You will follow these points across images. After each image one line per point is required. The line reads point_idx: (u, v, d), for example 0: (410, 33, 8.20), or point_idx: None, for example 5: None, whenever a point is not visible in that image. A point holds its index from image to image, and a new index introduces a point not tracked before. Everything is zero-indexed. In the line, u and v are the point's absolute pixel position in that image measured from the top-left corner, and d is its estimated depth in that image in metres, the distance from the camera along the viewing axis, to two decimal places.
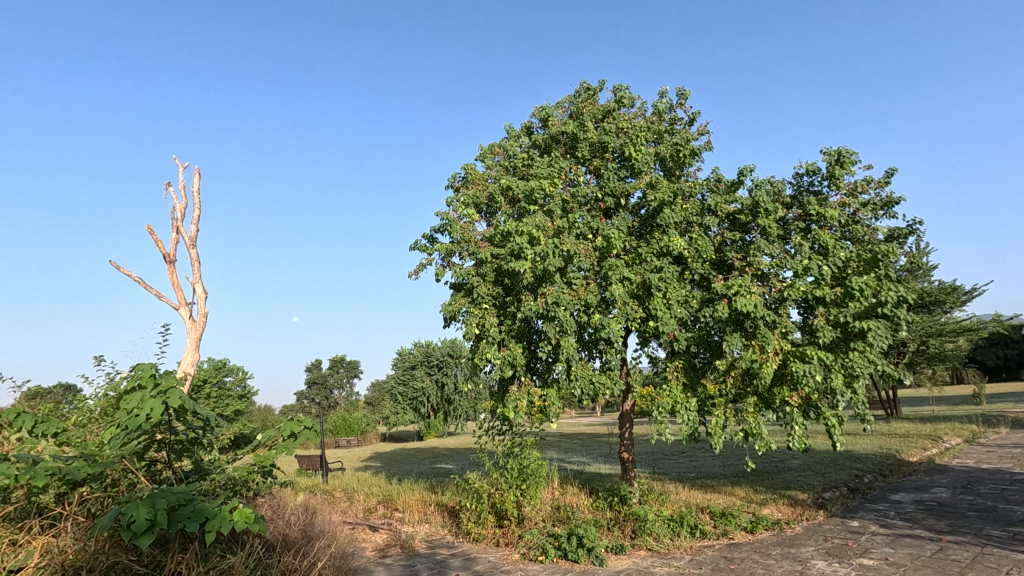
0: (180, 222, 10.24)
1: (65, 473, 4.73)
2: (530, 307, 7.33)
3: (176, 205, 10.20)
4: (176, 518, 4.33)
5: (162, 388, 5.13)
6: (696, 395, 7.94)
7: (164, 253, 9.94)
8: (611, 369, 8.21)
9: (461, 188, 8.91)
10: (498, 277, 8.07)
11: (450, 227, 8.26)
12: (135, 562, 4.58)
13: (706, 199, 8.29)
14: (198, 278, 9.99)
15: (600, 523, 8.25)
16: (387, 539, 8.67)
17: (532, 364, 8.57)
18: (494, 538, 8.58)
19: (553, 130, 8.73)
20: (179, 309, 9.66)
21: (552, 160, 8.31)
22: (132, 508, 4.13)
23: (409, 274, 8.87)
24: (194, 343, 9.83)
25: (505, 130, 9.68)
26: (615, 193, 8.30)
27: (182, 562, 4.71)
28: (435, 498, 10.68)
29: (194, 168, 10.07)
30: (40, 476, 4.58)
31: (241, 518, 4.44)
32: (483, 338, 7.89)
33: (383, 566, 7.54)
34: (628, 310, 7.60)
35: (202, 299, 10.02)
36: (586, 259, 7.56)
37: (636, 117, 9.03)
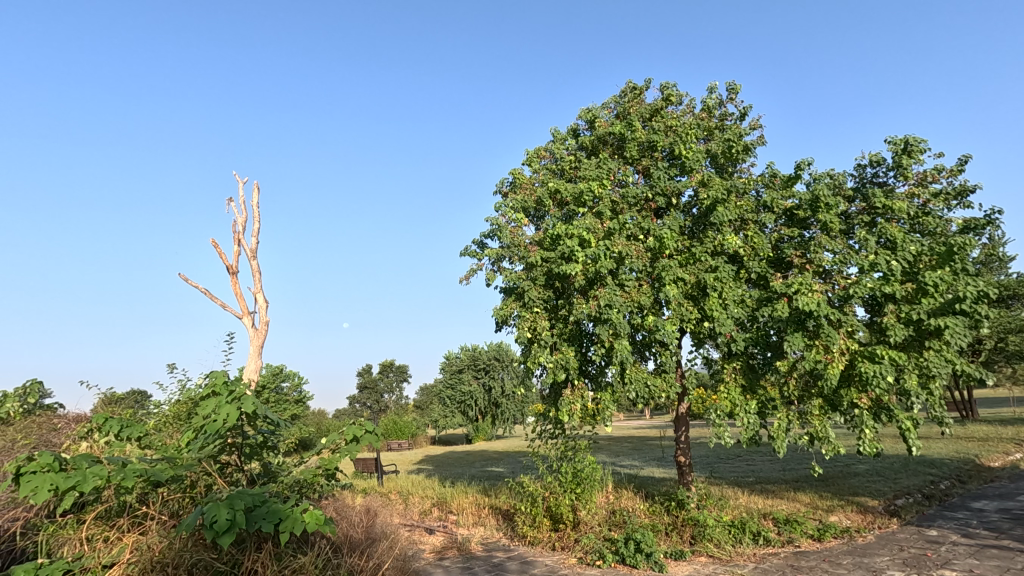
0: (241, 235, 10.74)
1: (150, 475, 5.04)
2: (583, 310, 7.30)
3: (238, 218, 10.71)
4: (253, 518, 4.56)
5: (236, 395, 5.41)
6: (756, 397, 7.70)
7: (228, 264, 10.46)
8: (666, 372, 8.08)
9: (509, 193, 8.95)
10: (549, 281, 8.05)
11: (500, 232, 8.32)
12: (215, 560, 4.84)
13: (761, 196, 8.05)
14: (259, 287, 10.47)
15: (658, 529, 8.11)
16: (444, 542, 8.80)
17: (585, 367, 8.51)
18: (550, 542, 8.57)
19: (600, 131, 8.69)
20: (243, 318, 10.14)
21: (600, 162, 8.27)
22: (213, 508, 4.37)
23: (460, 279, 9.00)
24: (257, 350, 10.29)
25: (551, 134, 9.69)
26: (666, 192, 8.18)
27: (257, 561, 4.94)
28: (489, 500, 10.78)
29: (253, 184, 10.55)
30: (130, 477, 4.91)
31: (312, 520, 4.63)
32: (534, 341, 7.91)
33: (442, 568, 7.65)
34: (683, 311, 7.45)
35: (263, 308, 10.48)
36: (637, 260, 7.46)
37: (685, 115, 8.87)
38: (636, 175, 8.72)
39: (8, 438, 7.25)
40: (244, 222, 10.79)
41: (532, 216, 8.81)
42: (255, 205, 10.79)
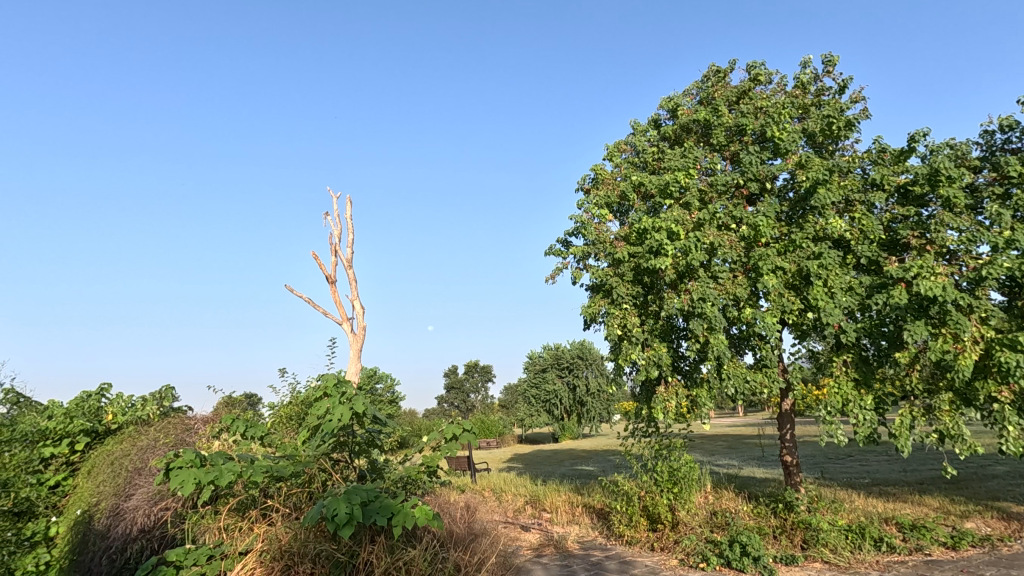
0: (337, 245, 11.43)
1: (275, 471, 5.50)
2: (674, 305, 7.09)
3: (334, 230, 11.41)
4: (368, 512, 4.85)
5: (347, 397, 5.78)
6: (873, 391, 7.11)
7: (327, 274, 11.18)
8: (768, 367, 7.67)
9: (591, 189, 8.86)
10: (637, 276, 7.88)
11: (584, 229, 8.27)
12: (336, 550, 5.19)
13: (868, 174, 7.43)
14: (355, 294, 11.09)
15: (765, 531, 7.71)
16: (541, 539, 8.86)
17: (678, 364, 8.26)
18: (648, 542, 8.38)
19: (683, 119, 8.40)
20: (343, 324, 10.78)
21: (685, 151, 7.99)
22: (334, 503, 4.70)
23: (546, 279, 9.04)
24: (357, 353, 10.92)
25: (631, 126, 9.50)
26: (759, 177, 7.76)
27: (373, 552, 5.25)
28: (582, 499, 10.74)
29: (346, 197, 11.18)
30: (258, 473, 5.38)
31: (422, 515, 4.86)
32: (625, 338, 7.78)
33: (541, 565, 7.72)
34: (784, 302, 7.04)
35: (360, 313, 11.10)
36: (731, 250, 7.14)
37: (776, 94, 8.37)
38: (724, 162, 8.35)
39: (152, 436, 8.20)
40: (339, 233, 11.47)
41: (615, 212, 8.68)
42: (348, 217, 11.44)
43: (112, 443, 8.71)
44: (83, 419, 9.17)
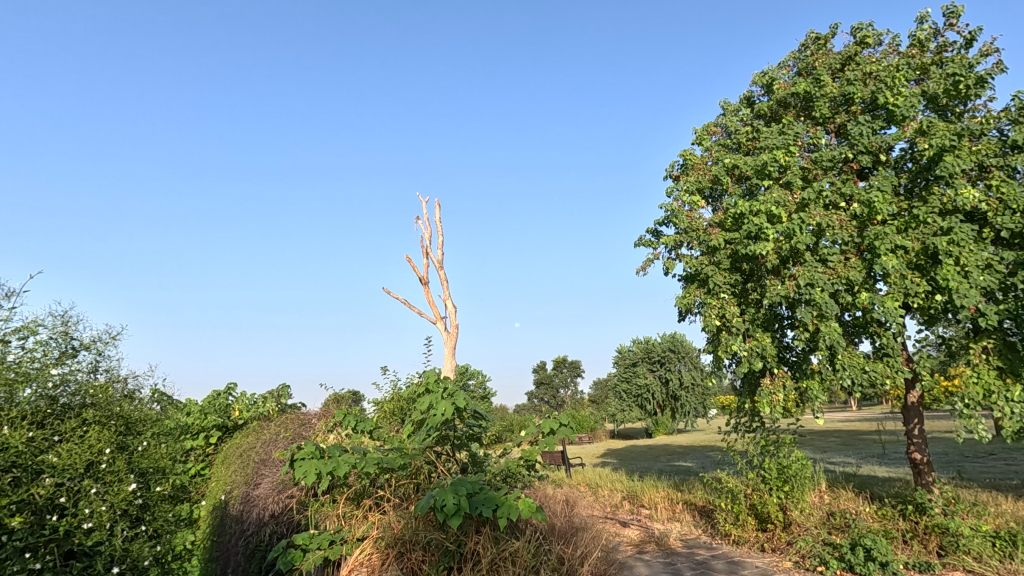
0: (428, 247, 11.90)
1: (385, 463, 5.83)
2: (778, 293, 6.68)
3: (424, 233, 11.89)
4: (475, 503, 5.03)
5: (449, 392, 6.00)
6: (1022, 381, 6.28)
7: (420, 275, 11.66)
8: (889, 356, 7.01)
9: (681, 175, 8.55)
10: (735, 263, 7.49)
11: (675, 217, 8.00)
12: (445, 539, 5.43)
13: (1007, 135, 6.57)
14: (447, 294, 11.49)
15: (893, 535, 7.07)
16: (641, 535, 8.70)
17: (783, 355, 7.77)
18: (757, 542, 7.97)
19: (780, 93, 7.88)
20: (437, 322, 11.22)
21: (783, 128, 7.48)
22: (442, 494, 4.91)
23: (637, 271, 8.87)
24: (451, 350, 11.32)
25: (722, 106, 9.05)
26: (872, 149, 7.11)
27: (479, 542, 5.44)
28: (682, 496, 10.42)
29: (434, 201, 11.63)
30: (370, 465, 5.73)
31: (525, 507, 4.96)
32: (724, 329, 7.43)
33: (644, 562, 7.59)
34: (907, 284, 6.40)
35: (452, 312, 11.48)
36: (842, 230, 6.60)
37: (889, 57, 7.61)
38: (829, 136, 7.72)
39: (275, 431, 9.00)
40: (430, 236, 11.92)
41: (707, 197, 8.30)
42: (437, 220, 11.86)
43: (240, 436, 9.66)
44: (216, 415, 10.25)
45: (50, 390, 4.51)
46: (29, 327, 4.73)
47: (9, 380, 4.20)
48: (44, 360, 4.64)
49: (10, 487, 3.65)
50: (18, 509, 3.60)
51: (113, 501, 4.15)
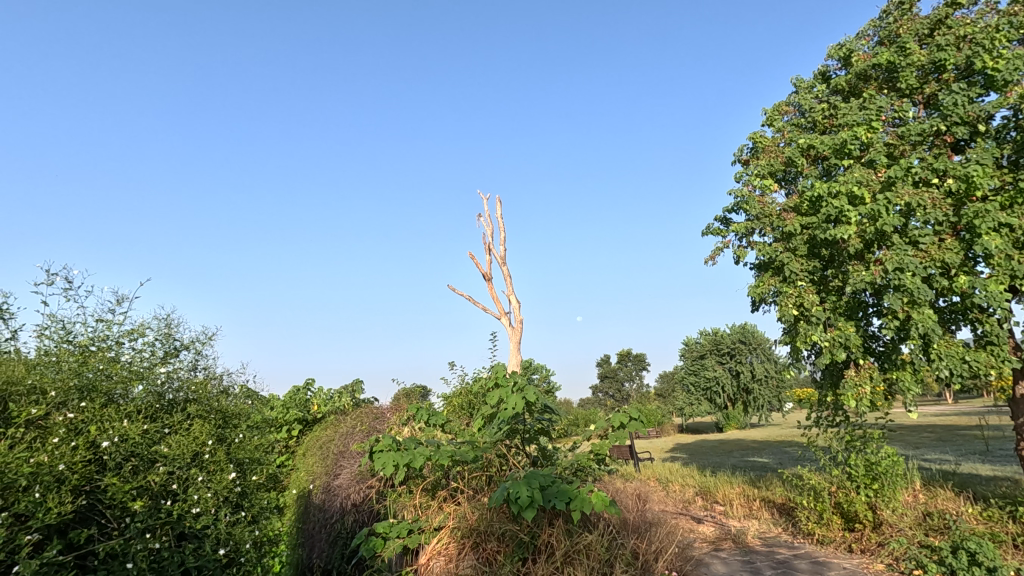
0: (491, 244, 12.03)
1: (458, 456, 5.97)
2: (862, 279, 6.27)
3: (487, 230, 12.02)
4: (548, 496, 5.07)
5: (519, 386, 6.07)
6: None
7: (484, 272, 11.81)
8: (993, 344, 6.43)
9: (751, 159, 8.20)
10: (813, 249, 7.10)
11: (746, 204, 7.69)
12: (519, 531, 5.50)
13: None
14: (511, 289, 11.59)
15: (1001, 539, 6.49)
16: (717, 533, 8.44)
17: (869, 345, 7.30)
18: (844, 543, 7.54)
19: (859, 66, 7.38)
20: (502, 318, 11.34)
21: (863, 102, 7.00)
22: (516, 486, 4.98)
23: (705, 260, 8.60)
24: (516, 345, 11.42)
25: (794, 84, 8.58)
26: (967, 119, 6.53)
27: (552, 534, 5.48)
28: (759, 493, 10.03)
29: (495, 198, 11.76)
30: (445, 457, 5.89)
31: (598, 500, 4.96)
32: (802, 318, 7.07)
33: (720, 559, 7.36)
34: (1013, 265, 5.83)
35: (516, 307, 11.57)
36: (935, 210, 6.10)
37: (986, 16, 6.94)
38: (917, 109, 7.16)
39: (351, 424, 9.44)
40: (492, 232, 12.05)
41: (780, 181, 7.91)
42: (499, 216, 11.98)
43: (320, 430, 10.21)
44: (297, 409, 10.88)
45: (157, 387, 4.94)
46: (138, 329, 5.19)
47: (124, 378, 4.64)
48: (151, 359, 5.09)
49: (130, 474, 4.06)
50: (138, 494, 3.99)
51: (216, 488, 4.52)
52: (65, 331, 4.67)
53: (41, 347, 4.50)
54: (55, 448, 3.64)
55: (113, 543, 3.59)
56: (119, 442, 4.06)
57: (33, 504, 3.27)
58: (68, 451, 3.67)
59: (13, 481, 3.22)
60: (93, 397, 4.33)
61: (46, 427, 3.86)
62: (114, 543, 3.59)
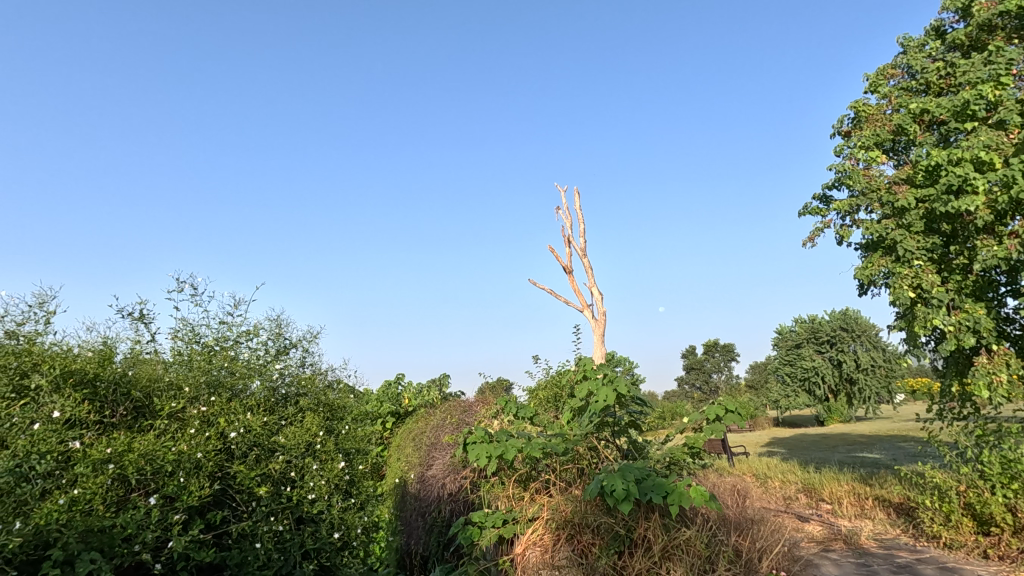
0: (570, 236, 11.98)
1: (550, 448, 6.00)
2: (994, 255, 5.60)
3: (566, 222, 11.98)
4: (644, 489, 4.98)
5: (610, 377, 5.99)
6: None
7: (565, 265, 11.77)
8: None
9: (853, 130, 7.56)
10: (932, 224, 6.44)
11: (850, 179, 7.11)
12: (615, 524, 5.42)
13: None
14: (593, 281, 11.48)
15: None
16: (825, 532, 7.90)
17: (1003, 328, 6.52)
18: (978, 548, 6.80)
19: (982, 16, 6.57)
20: (584, 311, 11.26)
21: (989, 56, 6.24)
22: (611, 479, 4.94)
23: (803, 243, 8.05)
24: (600, 338, 11.30)
25: (901, 44, 7.79)
26: None
27: (649, 528, 5.36)
28: (873, 491, 9.27)
29: (573, 189, 11.70)
30: (536, 450, 5.94)
31: (698, 495, 4.80)
32: (920, 301, 6.43)
33: (831, 560, 6.88)
34: None
35: (599, 299, 11.44)
36: None
37: None
38: None
39: (441, 417, 9.77)
40: (571, 224, 11.97)
41: (888, 151, 7.24)
42: (577, 208, 11.90)
43: (412, 422, 10.65)
44: (390, 403, 11.43)
45: (272, 381, 5.35)
46: (253, 330, 5.65)
47: (243, 375, 5.06)
48: (265, 357, 5.52)
49: (255, 462, 4.44)
50: (262, 480, 4.35)
51: (328, 476, 4.84)
52: (193, 333, 5.17)
53: (175, 348, 5.00)
54: (192, 438, 4.06)
55: (244, 523, 3.94)
56: (245, 433, 4.46)
57: (178, 487, 3.66)
58: (203, 441, 4.08)
59: (161, 468, 3.65)
60: (220, 392, 4.77)
61: (184, 419, 4.31)
62: (245, 524, 3.94)
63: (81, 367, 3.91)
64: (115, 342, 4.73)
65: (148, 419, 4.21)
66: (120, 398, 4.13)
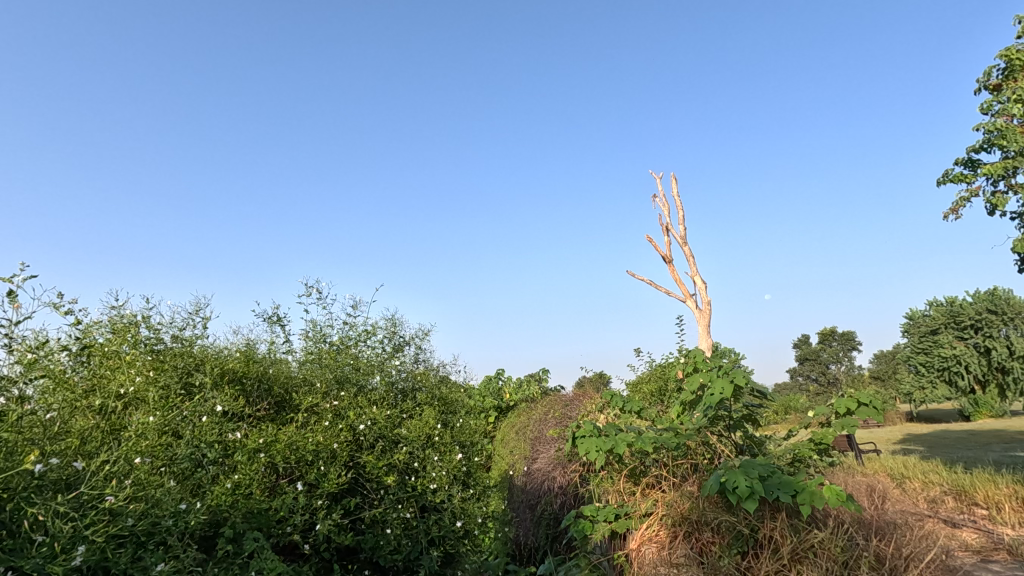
0: (669, 224, 11.55)
1: (662, 443, 5.81)
2: None
3: (663, 210, 11.58)
4: (769, 488, 4.69)
5: (726, 369, 5.68)
6: None
7: (664, 254, 11.38)
8: None
9: (1004, 83, 6.59)
10: None
11: (1002, 138, 6.20)
12: (738, 523, 5.14)
13: None
14: (695, 270, 11.01)
15: None
16: (983, 541, 7.00)
17: None
18: None
19: None
20: (687, 301, 10.83)
21: None
22: (733, 475, 4.71)
23: (944, 215, 7.15)
24: (706, 329, 10.81)
25: None
26: None
27: (776, 529, 5.03)
28: None
29: (670, 175, 11.27)
30: (648, 444, 5.78)
31: (832, 495, 4.43)
32: None
33: (994, 573, 6.08)
34: None
35: (703, 289, 10.95)
36: None
37: None
38: None
39: (544, 412, 9.87)
40: (669, 211, 11.55)
41: None
42: (675, 194, 11.47)
43: (515, 416, 10.85)
44: (492, 397, 11.77)
45: (391, 377, 5.69)
46: (372, 330, 6.04)
47: (365, 371, 5.42)
48: (384, 354, 5.87)
49: (382, 453, 4.74)
50: (389, 469, 4.63)
51: (448, 467, 5.05)
52: (321, 333, 5.61)
53: (306, 347, 5.45)
54: (328, 429, 4.41)
55: (375, 510, 4.21)
56: (372, 425, 4.77)
57: (319, 475, 3.99)
58: (337, 433, 4.42)
59: (303, 456, 4.01)
60: (347, 387, 5.16)
61: (318, 412, 4.68)
62: (376, 510, 4.22)
63: (232, 367, 4.39)
64: (257, 343, 5.25)
65: (289, 411, 4.63)
66: (264, 394, 4.60)
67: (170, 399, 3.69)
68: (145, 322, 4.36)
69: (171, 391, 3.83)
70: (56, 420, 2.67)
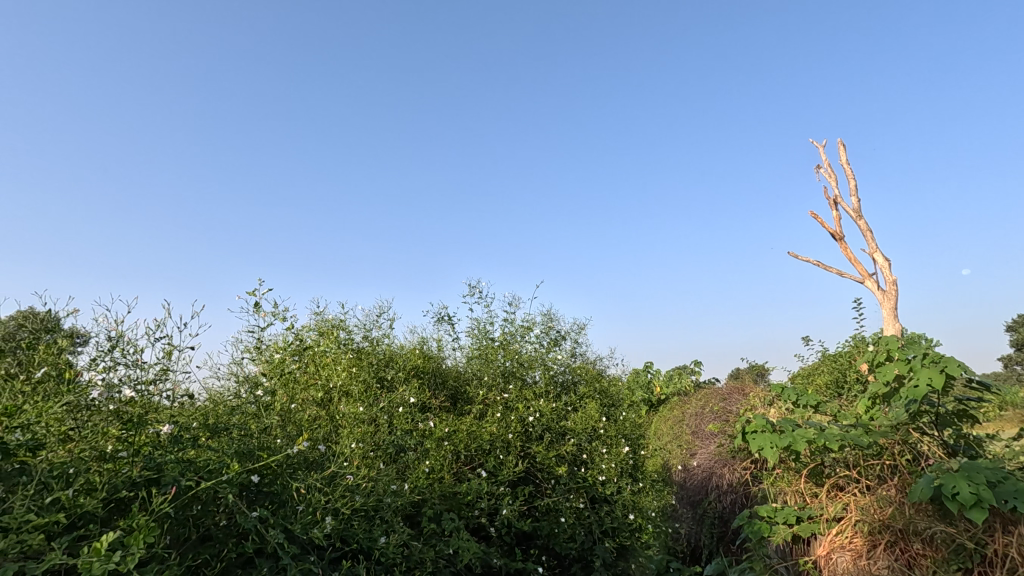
0: (837, 196, 10.33)
1: (851, 440, 5.18)
2: None
3: (829, 181, 10.40)
4: (1001, 495, 3.96)
5: (933, 357, 4.85)
6: None
7: (834, 231, 10.19)
8: None
9: None
10: None
11: None
12: (958, 534, 4.43)
13: None
14: (874, 247, 9.71)
15: None
16: None
17: None
18: None
19: None
20: (866, 282, 9.58)
21: None
22: (950, 479, 4.08)
23: None
24: (891, 313, 9.46)
25: None
26: None
27: (1012, 545, 4.22)
28: None
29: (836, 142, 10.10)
30: (834, 441, 5.20)
31: None
32: None
33: None
34: None
35: (885, 267, 9.61)
36: None
37: None
38: None
39: (700, 406, 9.43)
40: (836, 182, 10.34)
41: None
42: (843, 163, 10.24)
43: (669, 409, 10.51)
44: (642, 391, 11.52)
45: (552, 371, 5.84)
46: (531, 325, 6.23)
47: (527, 366, 5.64)
48: (543, 348, 6.03)
49: (550, 444, 4.89)
50: (558, 460, 4.76)
51: (616, 460, 5.03)
52: (485, 329, 5.92)
53: (472, 343, 5.81)
54: (500, 421, 4.67)
55: (549, 498, 4.37)
56: (539, 417, 4.96)
57: (497, 463, 4.26)
58: (509, 424, 4.66)
59: (483, 445, 4.29)
60: (513, 381, 5.40)
61: (490, 405, 4.98)
62: (550, 499, 4.36)
63: (414, 362, 4.84)
64: (430, 340, 5.72)
65: (464, 403, 5.00)
66: (441, 387, 5.00)
67: (371, 392, 4.18)
68: (341, 324, 4.98)
69: (369, 384, 4.35)
70: (295, 410, 3.19)
